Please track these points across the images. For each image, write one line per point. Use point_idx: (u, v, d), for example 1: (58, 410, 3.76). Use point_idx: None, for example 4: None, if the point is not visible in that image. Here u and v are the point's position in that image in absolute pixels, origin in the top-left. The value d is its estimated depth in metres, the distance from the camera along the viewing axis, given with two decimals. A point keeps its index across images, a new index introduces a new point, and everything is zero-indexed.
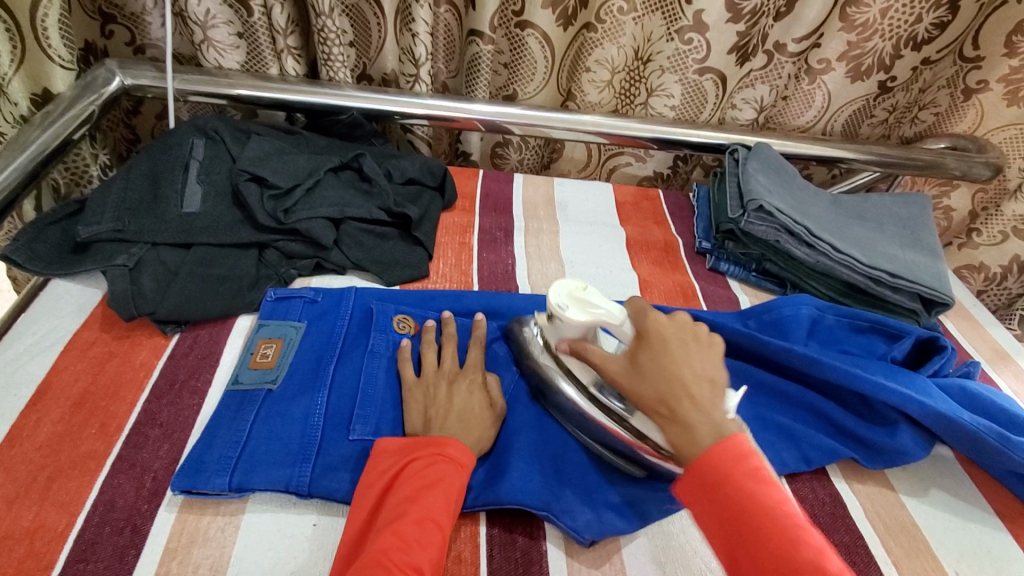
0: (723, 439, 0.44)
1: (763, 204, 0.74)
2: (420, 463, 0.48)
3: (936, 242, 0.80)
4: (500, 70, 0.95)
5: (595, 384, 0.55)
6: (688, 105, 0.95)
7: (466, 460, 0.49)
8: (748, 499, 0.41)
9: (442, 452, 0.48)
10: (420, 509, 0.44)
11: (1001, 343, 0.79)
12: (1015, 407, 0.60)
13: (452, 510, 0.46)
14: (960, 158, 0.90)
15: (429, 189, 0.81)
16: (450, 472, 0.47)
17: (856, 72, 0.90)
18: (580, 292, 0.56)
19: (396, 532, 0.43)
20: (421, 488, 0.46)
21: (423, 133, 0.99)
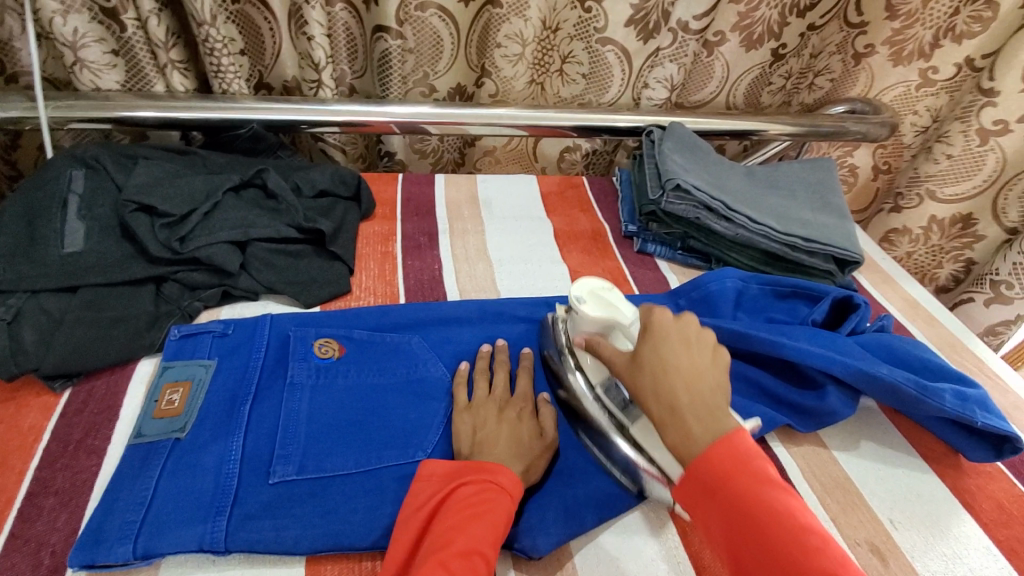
0: (725, 431, 0.44)
1: (680, 182, 0.75)
2: (469, 488, 0.46)
3: (843, 202, 0.84)
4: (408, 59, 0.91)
5: (604, 384, 0.56)
6: (594, 81, 0.96)
7: (514, 488, 0.47)
8: (756, 501, 0.41)
9: (489, 476, 0.47)
10: (467, 539, 0.43)
11: (911, 292, 0.83)
12: (927, 354, 0.63)
13: (499, 539, 0.44)
14: (858, 121, 0.95)
15: (343, 200, 0.77)
16: (498, 499, 0.46)
17: (749, 42, 0.93)
18: (603, 292, 0.58)
19: (440, 562, 0.41)
20: (468, 516, 0.44)
21: (335, 141, 0.94)
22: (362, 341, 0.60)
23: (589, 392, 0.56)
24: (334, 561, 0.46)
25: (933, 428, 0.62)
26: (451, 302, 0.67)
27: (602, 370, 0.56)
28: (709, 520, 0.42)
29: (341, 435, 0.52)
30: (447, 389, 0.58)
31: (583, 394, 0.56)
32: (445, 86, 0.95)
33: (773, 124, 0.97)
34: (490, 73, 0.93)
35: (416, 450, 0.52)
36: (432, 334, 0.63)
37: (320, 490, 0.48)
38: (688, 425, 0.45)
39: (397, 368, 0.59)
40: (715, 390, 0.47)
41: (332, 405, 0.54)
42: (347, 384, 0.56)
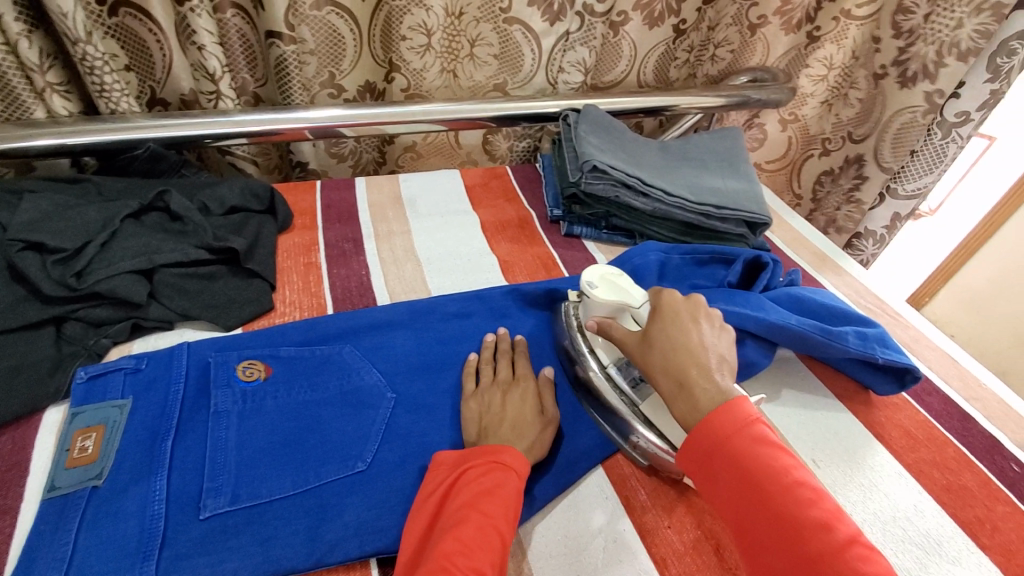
0: (733, 399, 0.44)
1: (596, 162, 0.76)
2: (477, 471, 0.48)
3: (749, 167, 0.88)
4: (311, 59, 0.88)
5: (616, 364, 0.59)
6: (506, 61, 0.96)
7: (519, 466, 0.49)
8: (761, 463, 0.41)
9: (495, 457, 0.49)
10: (480, 516, 0.44)
11: (819, 246, 0.89)
12: (833, 301, 0.68)
13: (514, 513, 0.46)
14: (757, 91, 1.01)
15: (257, 214, 0.74)
16: (505, 478, 0.47)
17: (652, 20, 0.95)
18: (614, 278, 0.60)
19: (456, 537, 0.42)
20: (478, 496, 0.46)
21: (244, 152, 0.91)
22: (290, 357, 0.58)
23: (598, 368, 0.59)
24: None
25: (845, 368, 0.67)
26: (380, 307, 0.66)
27: (613, 350, 0.59)
28: (715, 486, 0.42)
29: (275, 458, 0.51)
30: (383, 393, 0.57)
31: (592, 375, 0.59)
32: (354, 85, 0.93)
33: (682, 99, 1.00)
34: (399, 66, 0.92)
35: (356, 461, 0.51)
36: (363, 341, 0.62)
37: (257, 517, 0.47)
38: (698, 394, 0.45)
39: (328, 379, 0.57)
40: (718, 367, 0.48)
41: (263, 428, 0.53)
42: (276, 405, 0.54)
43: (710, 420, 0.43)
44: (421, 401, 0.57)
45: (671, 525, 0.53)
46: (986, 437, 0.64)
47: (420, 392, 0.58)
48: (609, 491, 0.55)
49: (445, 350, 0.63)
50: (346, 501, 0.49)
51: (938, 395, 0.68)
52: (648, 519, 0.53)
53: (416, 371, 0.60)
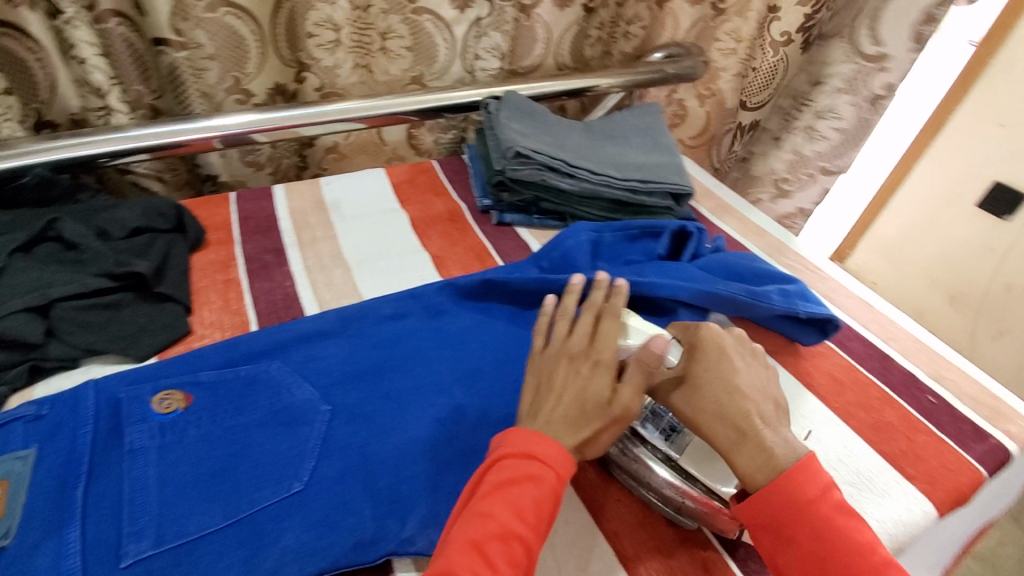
0: (812, 464, 0.44)
1: (519, 148, 0.77)
2: (512, 468, 0.45)
3: (671, 141, 0.90)
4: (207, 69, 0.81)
5: (650, 410, 0.57)
6: (420, 53, 0.93)
7: (559, 466, 0.45)
8: (840, 532, 0.42)
9: (535, 451, 0.45)
10: (507, 525, 0.42)
11: (742, 211, 0.93)
12: (758, 263, 0.70)
13: (544, 520, 0.44)
14: (675, 65, 1.04)
15: (164, 234, 0.69)
16: (542, 478, 0.44)
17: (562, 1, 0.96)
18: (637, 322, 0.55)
19: (479, 549, 0.41)
20: (509, 495, 0.43)
21: (146, 169, 0.85)
22: (213, 381, 0.55)
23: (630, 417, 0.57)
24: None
25: (775, 326, 0.68)
26: (307, 317, 0.63)
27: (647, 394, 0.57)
28: (788, 554, 0.42)
29: (203, 492, 0.48)
30: (316, 407, 0.55)
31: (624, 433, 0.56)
32: (262, 88, 0.88)
33: (601, 78, 1.01)
34: (309, 65, 0.87)
35: (291, 481, 0.49)
36: (292, 355, 0.59)
37: (188, 557, 0.44)
38: (762, 445, 0.45)
39: (257, 399, 0.55)
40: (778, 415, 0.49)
41: (188, 462, 0.49)
42: (201, 434, 0.51)
43: (791, 481, 0.43)
44: (357, 409, 0.55)
45: (620, 496, 0.55)
46: (904, 373, 0.68)
47: (356, 400, 0.56)
48: None
49: (380, 352, 0.61)
50: (284, 524, 0.47)
51: (859, 338, 0.72)
52: (597, 492, 0.55)
53: (350, 378, 0.58)
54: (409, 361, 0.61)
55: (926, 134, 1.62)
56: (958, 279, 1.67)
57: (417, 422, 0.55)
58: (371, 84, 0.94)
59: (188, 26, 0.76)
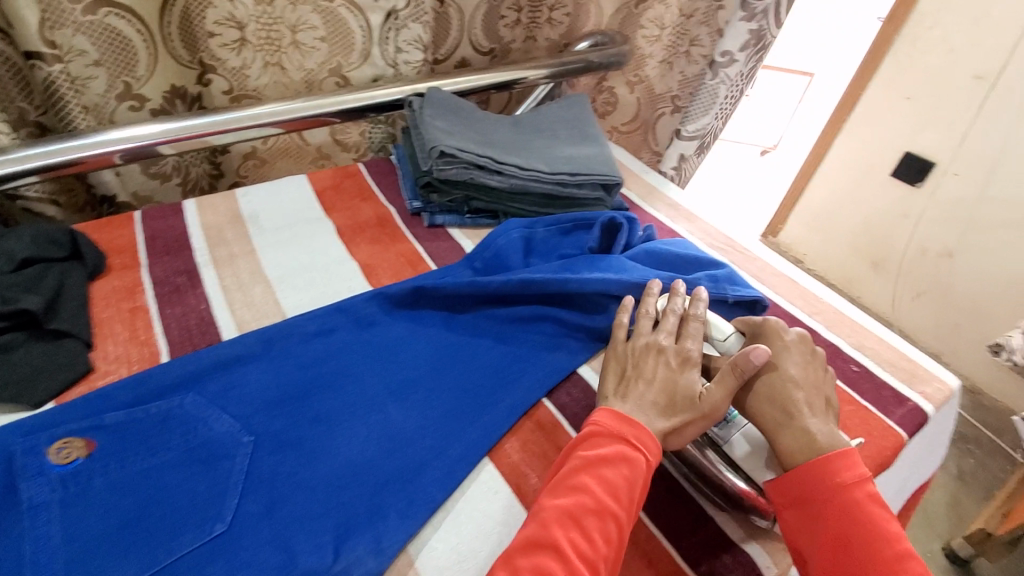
0: (851, 456, 0.50)
1: (443, 147, 0.74)
2: (605, 450, 0.48)
3: (599, 131, 0.90)
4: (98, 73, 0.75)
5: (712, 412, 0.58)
6: (337, 40, 0.87)
7: (648, 452, 0.49)
8: (867, 518, 0.47)
9: (626, 434, 0.49)
10: (602, 502, 0.45)
11: (672, 196, 0.94)
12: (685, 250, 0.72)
13: (634, 501, 0.47)
14: (599, 54, 1.03)
15: (58, 263, 0.63)
16: (632, 460, 0.48)
17: None
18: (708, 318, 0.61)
19: (575, 525, 0.44)
20: (602, 471, 0.47)
21: (37, 192, 0.78)
22: (121, 422, 0.51)
23: None
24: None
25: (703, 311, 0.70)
26: (223, 342, 0.59)
27: None
28: (814, 528, 0.48)
29: (115, 545, 0.44)
30: (240, 439, 0.51)
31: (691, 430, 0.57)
32: (157, 92, 0.82)
33: (528, 70, 0.99)
34: (214, 67, 0.81)
35: (214, 522, 0.46)
36: (210, 385, 0.55)
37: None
38: (806, 430, 0.51)
39: (171, 438, 0.50)
40: (823, 406, 0.54)
41: (96, 514, 0.45)
42: (111, 482, 0.47)
43: (830, 464, 0.49)
44: (285, 437, 0.52)
45: None
46: (829, 345, 0.71)
47: (282, 427, 0.53)
48: (500, 484, 0.53)
49: (308, 373, 0.58)
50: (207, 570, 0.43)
51: (786, 315, 0.74)
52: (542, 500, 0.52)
53: (276, 404, 0.54)
54: (338, 379, 0.58)
55: (842, 109, 1.71)
56: (879, 246, 1.77)
57: (349, 444, 0.53)
58: (284, 82, 0.88)
59: (68, 33, 0.70)
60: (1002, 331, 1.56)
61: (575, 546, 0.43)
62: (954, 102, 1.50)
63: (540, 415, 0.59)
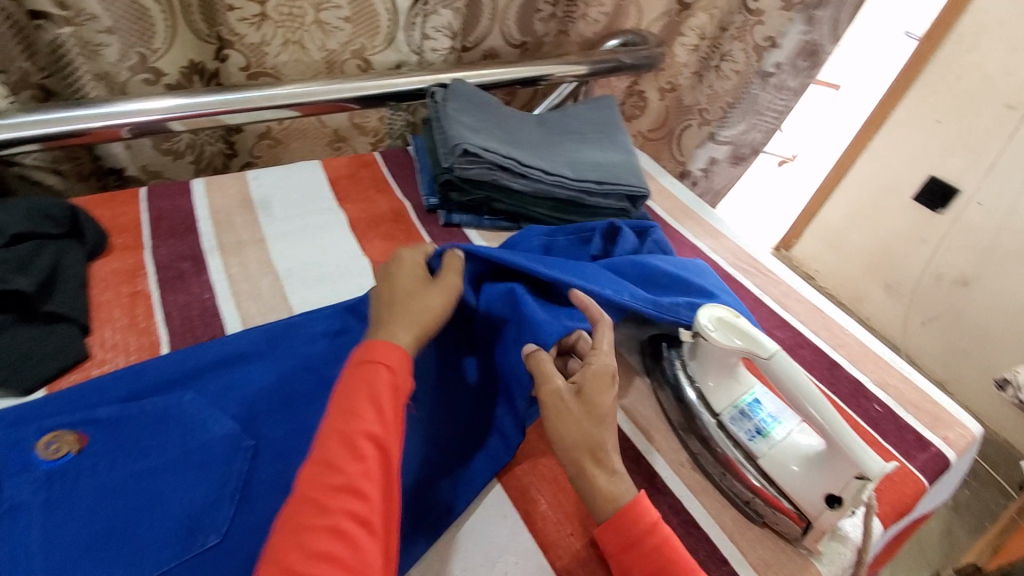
0: (634, 499, 0.46)
1: (467, 145, 0.70)
2: (352, 379, 0.46)
3: (627, 136, 0.87)
4: (104, 43, 0.70)
5: (731, 412, 0.56)
6: (361, 22, 0.83)
7: (394, 360, 0.47)
8: (662, 566, 0.44)
9: (371, 355, 0.47)
10: (342, 434, 0.43)
11: (698, 211, 0.91)
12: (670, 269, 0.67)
13: (390, 412, 0.45)
14: (630, 54, 1.01)
15: (56, 240, 0.60)
16: (377, 379, 0.46)
17: None
18: (733, 321, 0.55)
19: (319, 463, 0.42)
20: (347, 408, 0.44)
21: (37, 161, 0.73)
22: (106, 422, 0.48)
23: (706, 412, 0.57)
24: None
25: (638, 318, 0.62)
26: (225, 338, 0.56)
27: (724, 397, 0.57)
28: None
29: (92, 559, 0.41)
30: (237, 448, 0.48)
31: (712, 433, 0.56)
32: (175, 67, 0.78)
33: (557, 67, 0.96)
34: (232, 42, 0.78)
35: (207, 535, 0.43)
36: (208, 384, 0.52)
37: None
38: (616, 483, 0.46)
39: (157, 440, 0.48)
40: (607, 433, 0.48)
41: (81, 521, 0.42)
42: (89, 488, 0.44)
43: (624, 518, 0.45)
44: (281, 452, 0.49)
45: (574, 532, 0.50)
46: (851, 381, 0.68)
47: (277, 438, 0.50)
48: (508, 508, 0.51)
49: (306, 379, 0.55)
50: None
51: (808, 346, 0.72)
52: (551, 531, 0.50)
53: (272, 412, 0.52)
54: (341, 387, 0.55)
55: (873, 123, 1.65)
56: (893, 268, 1.74)
57: None
58: (304, 61, 0.85)
59: None
60: (1007, 364, 1.56)
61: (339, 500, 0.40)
62: (987, 126, 1.45)
63: None
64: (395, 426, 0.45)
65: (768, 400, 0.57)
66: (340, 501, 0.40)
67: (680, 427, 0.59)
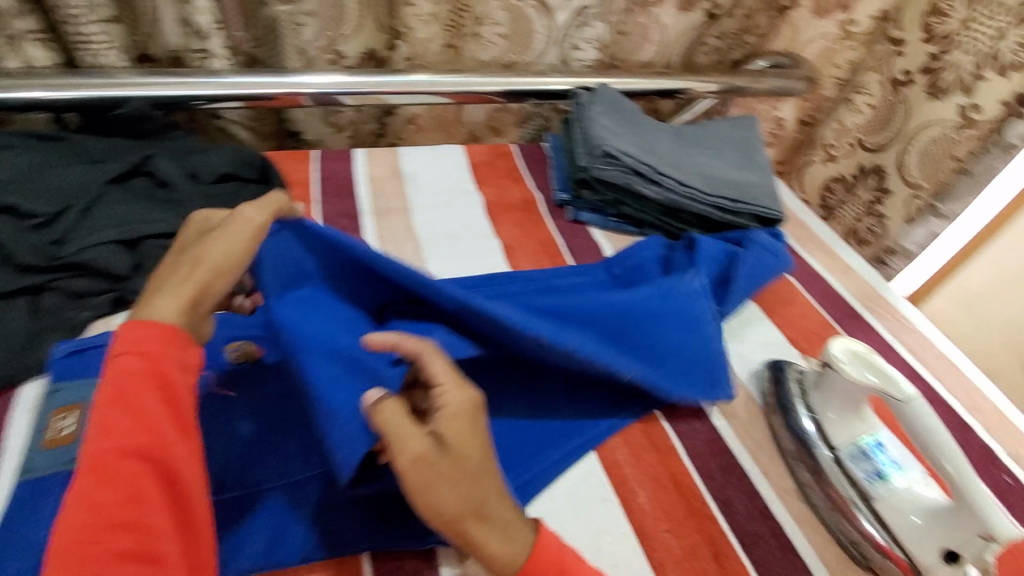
0: (535, 546, 0.41)
1: (608, 147, 0.73)
2: (115, 369, 0.40)
3: (765, 159, 0.85)
4: (303, 24, 0.81)
5: (850, 449, 0.55)
6: (517, 38, 0.91)
7: (145, 345, 0.41)
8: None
9: (125, 343, 0.41)
10: (108, 439, 0.37)
11: (831, 246, 0.88)
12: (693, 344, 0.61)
13: (124, 416, 0.38)
14: (779, 75, 0.99)
15: (250, 184, 0.70)
16: (121, 378, 0.39)
17: (686, 4, 0.93)
18: (869, 359, 0.53)
19: (100, 481, 0.36)
20: (104, 417, 0.38)
21: (236, 116, 0.86)
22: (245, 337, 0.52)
23: (823, 444, 0.57)
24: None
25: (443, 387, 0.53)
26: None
27: (846, 434, 0.56)
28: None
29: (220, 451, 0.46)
30: None
31: (826, 466, 0.55)
32: (356, 52, 0.88)
33: (697, 81, 0.96)
34: (403, 34, 0.86)
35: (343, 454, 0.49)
36: None
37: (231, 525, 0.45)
38: (508, 535, 0.41)
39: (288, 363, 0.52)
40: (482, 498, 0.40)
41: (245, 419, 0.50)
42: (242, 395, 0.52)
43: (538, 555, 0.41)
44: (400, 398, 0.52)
45: (671, 529, 0.51)
46: (986, 449, 0.63)
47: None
48: (608, 492, 0.53)
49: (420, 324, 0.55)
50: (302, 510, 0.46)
51: (940, 403, 0.67)
52: (649, 524, 0.51)
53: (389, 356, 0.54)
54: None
55: None
56: None
57: None
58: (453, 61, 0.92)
59: None
60: None
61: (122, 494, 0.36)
62: None
63: (656, 435, 0.58)
64: (178, 425, 0.40)
65: (893, 446, 0.55)
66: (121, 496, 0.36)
67: (790, 455, 0.58)
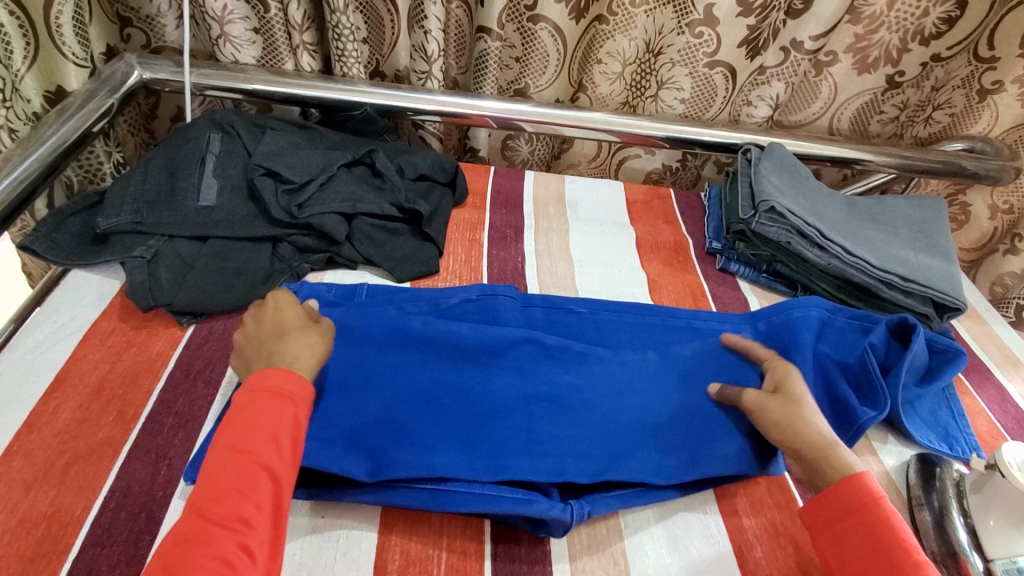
0: (856, 474, 0.49)
1: (775, 204, 0.73)
2: (256, 407, 0.45)
3: (949, 244, 0.80)
4: (511, 64, 0.94)
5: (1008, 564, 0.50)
6: (698, 100, 0.95)
7: (298, 392, 0.47)
8: (887, 538, 0.45)
9: (262, 385, 0.46)
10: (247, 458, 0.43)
11: (1013, 350, 0.80)
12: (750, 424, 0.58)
13: (268, 448, 0.44)
14: (977, 161, 0.90)
15: (440, 185, 0.82)
16: (272, 405, 0.45)
17: (863, 64, 0.90)
18: None
19: (215, 485, 0.42)
20: (250, 435, 0.44)
21: (434, 129, 0.97)
22: (456, 340, 0.56)
23: (975, 552, 0.52)
24: (402, 531, 0.50)
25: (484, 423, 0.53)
26: (513, 291, 0.66)
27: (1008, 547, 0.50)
28: (843, 552, 0.46)
29: (380, 433, 0.51)
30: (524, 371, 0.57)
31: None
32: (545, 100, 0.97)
33: (878, 154, 0.93)
34: (587, 87, 0.95)
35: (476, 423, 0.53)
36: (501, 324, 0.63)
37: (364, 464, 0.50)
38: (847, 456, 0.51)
39: (477, 376, 0.56)
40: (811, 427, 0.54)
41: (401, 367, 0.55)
42: (415, 382, 0.54)
43: (836, 491, 0.48)
44: (543, 439, 0.53)
45: None
46: None
47: (540, 424, 0.54)
48: (722, 536, 0.53)
49: (603, 377, 0.58)
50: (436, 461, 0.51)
51: None
52: None
53: (554, 405, 0.55)
54: (629, 397, 0.57)
55: None
56: None
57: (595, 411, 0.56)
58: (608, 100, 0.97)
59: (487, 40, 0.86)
60: None
61: (227, 529, 0.40)
62: None
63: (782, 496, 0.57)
64: (293, 452, 0.45)
65: None
66: (227, 530, 0.40)
67: (931, 556, 0.53)
